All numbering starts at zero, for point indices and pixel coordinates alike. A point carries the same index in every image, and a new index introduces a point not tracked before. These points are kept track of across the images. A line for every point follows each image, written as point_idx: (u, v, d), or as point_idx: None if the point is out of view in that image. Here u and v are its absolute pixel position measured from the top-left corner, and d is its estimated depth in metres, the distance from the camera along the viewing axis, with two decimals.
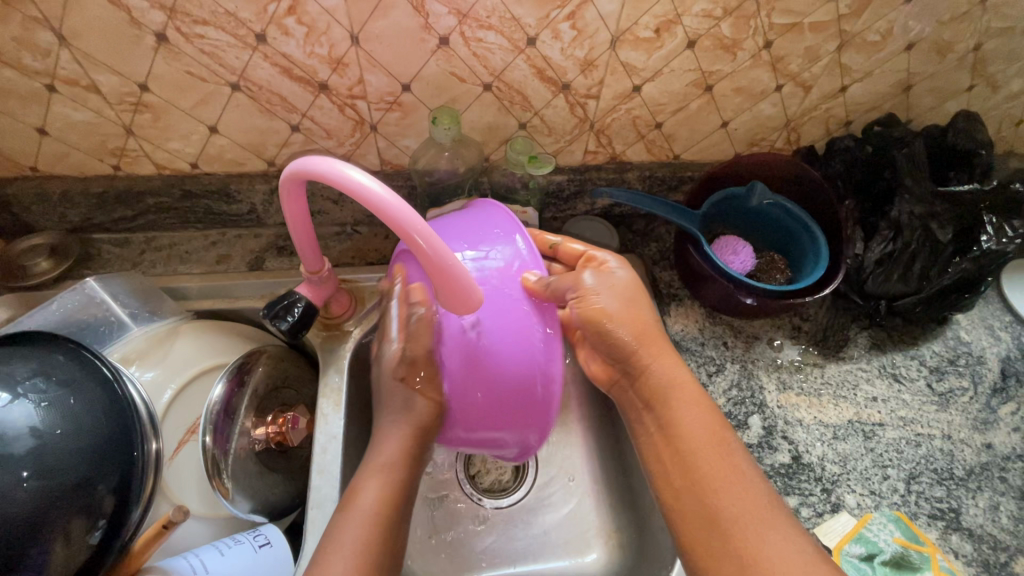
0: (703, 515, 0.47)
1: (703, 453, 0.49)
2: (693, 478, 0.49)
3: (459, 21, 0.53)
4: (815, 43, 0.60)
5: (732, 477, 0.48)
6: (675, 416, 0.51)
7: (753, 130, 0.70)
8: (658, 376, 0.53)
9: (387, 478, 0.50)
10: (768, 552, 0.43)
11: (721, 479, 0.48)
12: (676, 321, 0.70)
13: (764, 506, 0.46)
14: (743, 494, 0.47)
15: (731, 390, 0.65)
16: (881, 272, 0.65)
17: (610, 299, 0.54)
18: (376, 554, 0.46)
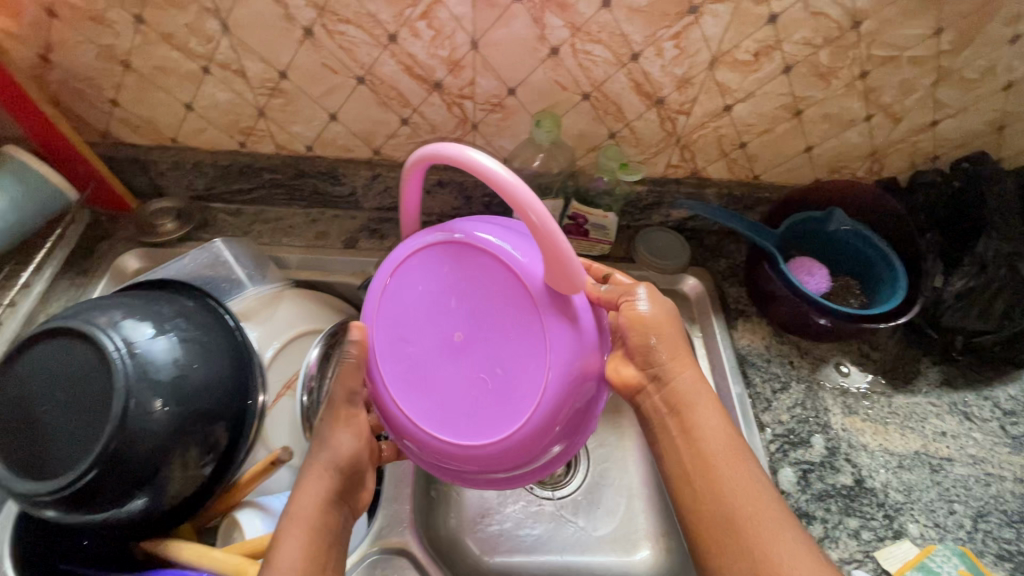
0: (716, 522, 0.46)
1: (713, 457, 0.48)
2: (704, 484, 0.47)
3: (572, 33, 0.57)
4: (911, 76, 0.61)
5: (748, 491, 0.46)
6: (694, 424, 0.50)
7: (837, 157, 0.71)
8: (683, 390, 0.51)
9: (349, 428, 0.51)
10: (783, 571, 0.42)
11: (738, 491, 0.46)
12: (743, 336, 0.72)
13: (775, 522, 0.45)
14: (755, 504, 0.46)
15: (792, 407, 0.66)
16: (960, 309, 0.65)
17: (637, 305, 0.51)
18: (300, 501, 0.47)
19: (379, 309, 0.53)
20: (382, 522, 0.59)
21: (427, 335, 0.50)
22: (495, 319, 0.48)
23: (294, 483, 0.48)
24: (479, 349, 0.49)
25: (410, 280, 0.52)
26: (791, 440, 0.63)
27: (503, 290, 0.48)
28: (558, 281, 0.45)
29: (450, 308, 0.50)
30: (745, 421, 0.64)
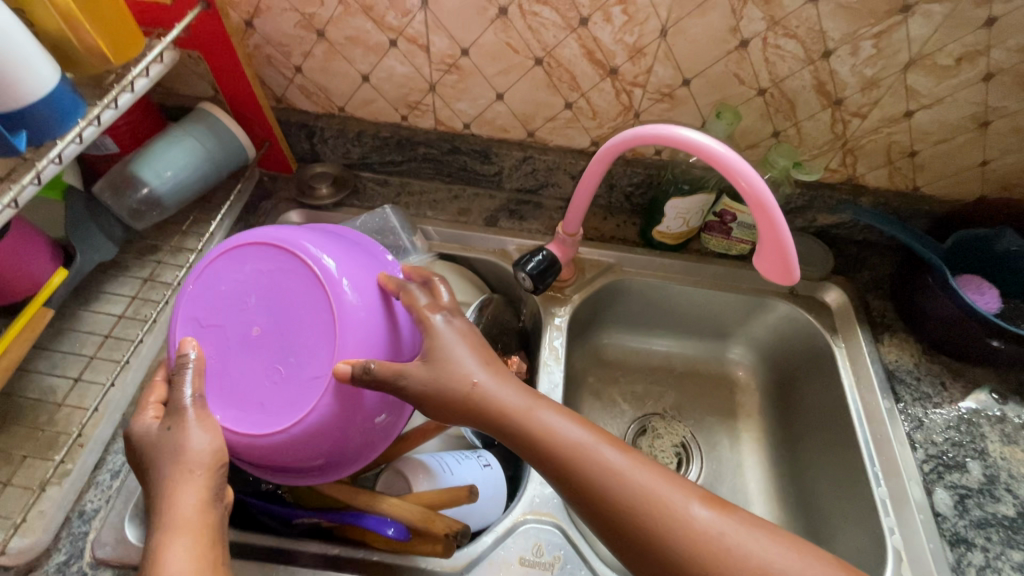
0: (618, 546, 0.42)
1: (569, 472, 0.43)
2: (590, 506, 0.42)
3: (768, 27, 0.56)
4: None
5: (636, 495, 0.42)
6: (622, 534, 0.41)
7: (1014, 174, 0.67)
8: (512, 409, 0.45)
9: (208, 428, 0.42)
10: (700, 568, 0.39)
11: (615, 499, 0.42)
12: (889, 351, 0.69)
13: (651, 510, 0.41)
14: (650, 506, 0.41)
15: (944, 427, 0.63)
16: None
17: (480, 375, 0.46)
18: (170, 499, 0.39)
19: (186, 300, 0.51)
20: (536, 488, 0.57)
21: (232, 325, 0.50)
22: (297, 330, 0.49)
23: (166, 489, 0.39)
24: (275, 343, 0.49)
25: (230, 266, 0.51)
26: (945, 462, 0.61)
27: (305, 294, 0.49)
28: (771, 267, 0.47)
29: (247, 307, 0.50)
30: (895, 436, 0.62)
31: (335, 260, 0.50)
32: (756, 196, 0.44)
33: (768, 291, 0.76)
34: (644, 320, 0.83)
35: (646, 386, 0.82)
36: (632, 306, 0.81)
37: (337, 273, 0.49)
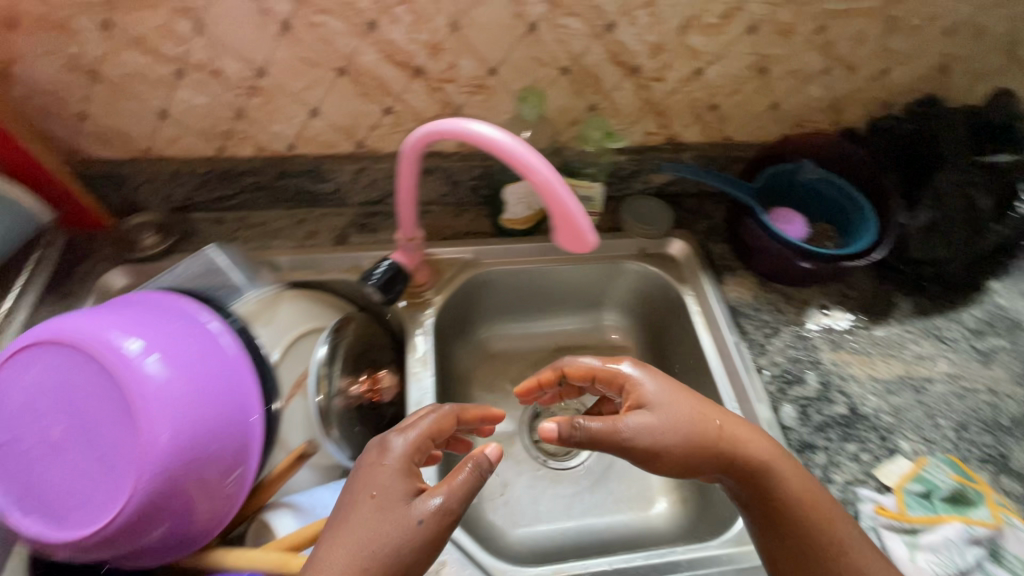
0: (787, 523, 0.51)
1: (718, 449, 0.52)
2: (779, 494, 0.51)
3: (548, 8, 0.59)
4: (863, 28, 0.66)
5: (775, 456, 0.52)
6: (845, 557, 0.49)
7: (801, 112, 0.75)
8: (772, 460, 0.52)
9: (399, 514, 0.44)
10: (799, 502, 0.51)
11: (787, 478, 0.51)
12: (732, 290, 0.75)
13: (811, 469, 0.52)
14: None
15: (784, 348, 0.70)
16: (924, 240, 0.71)
17: (630, 421, 0.52)
18: (371, 540, 0.43)
19: None
20: None
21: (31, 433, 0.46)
22: (102, 423, 0.45)
23: (358, 528, 0.44)
24: (83, 441, 0.45)
25: (16, 373, 0.47)
26: (787, 379, 0.67)
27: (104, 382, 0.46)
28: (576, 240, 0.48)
29: (43, 411, 0.46)
30: (745, 367, 0.68)
31: (138, 340, 0.47)
32: (541, 175, 0.44)
33: (620, 256, 0.79)
34: (518, 307, 0.83)
35: (534, 370, 0.84)
36: (503, 295, 0.82)
37: (136, 353, 0.46)
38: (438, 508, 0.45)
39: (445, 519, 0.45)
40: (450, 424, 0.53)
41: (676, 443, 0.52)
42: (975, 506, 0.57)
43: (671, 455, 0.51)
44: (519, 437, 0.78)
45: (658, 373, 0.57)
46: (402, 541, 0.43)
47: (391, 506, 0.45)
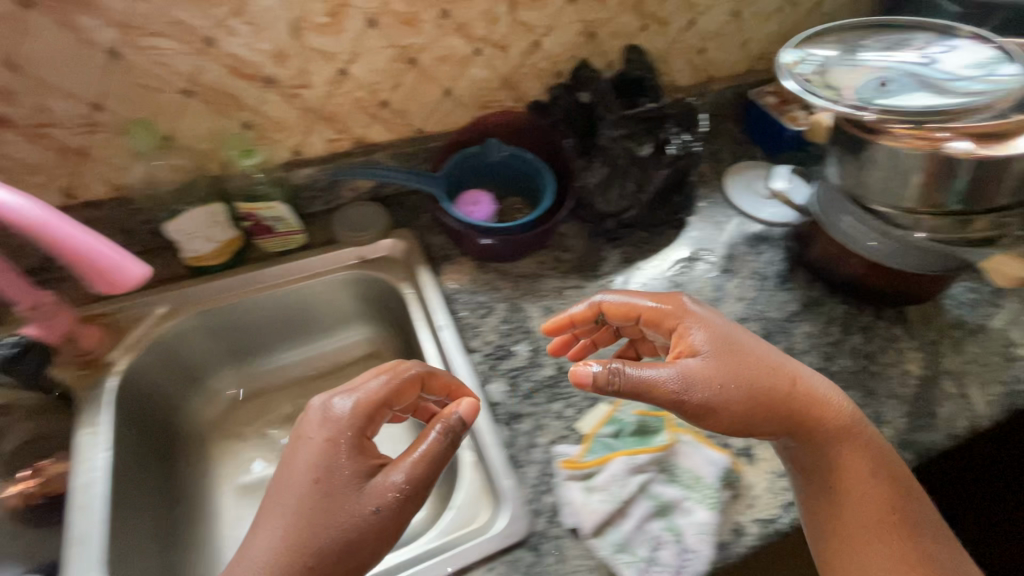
0: (828, 489, 0.55)
1: (812, 425, 0.55)
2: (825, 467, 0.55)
3: (119, 31, 0.55)
4: (487, 7, 0.67)
5: (829, 425, 0.56)
6: (845, 483, 0.55)
7: (478, 94, 0.77)
8: (806, 390, 0.56)
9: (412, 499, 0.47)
10: (852, 471, 0.55)
11: (841, 464, 0.55)
12: (451, 278, 0.76)
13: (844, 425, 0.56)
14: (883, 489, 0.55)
15: (499, 325, 0.71)
16: (605, 192, 0.75)
17: (692, 361, 0.55)
18: (304, 540, 0.45)
19: None
20: None
21: None
22: None
23: (328, 524, 0.45)
24: None
25: None
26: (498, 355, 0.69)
27: None
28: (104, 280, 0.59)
29: None
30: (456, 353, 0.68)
31: None
32: (32, 213, 0.53)
33: (330, 270, 0.78)
34: (257, 341, 0.81)
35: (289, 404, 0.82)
36: (233, 334, 0.78)
37: None
38: (397, 484, 0.47)
39: (400, 493, 0.47)
40: (413, 387, 0.55)
41: (772, 418, 0.54)
42: (657, 434, 0.61)
43: (695, 399, 0.52)
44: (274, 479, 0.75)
45: (693, 311, 0.60)
46: (368, 538, 0.46)
47: (348, 491, 0.47)
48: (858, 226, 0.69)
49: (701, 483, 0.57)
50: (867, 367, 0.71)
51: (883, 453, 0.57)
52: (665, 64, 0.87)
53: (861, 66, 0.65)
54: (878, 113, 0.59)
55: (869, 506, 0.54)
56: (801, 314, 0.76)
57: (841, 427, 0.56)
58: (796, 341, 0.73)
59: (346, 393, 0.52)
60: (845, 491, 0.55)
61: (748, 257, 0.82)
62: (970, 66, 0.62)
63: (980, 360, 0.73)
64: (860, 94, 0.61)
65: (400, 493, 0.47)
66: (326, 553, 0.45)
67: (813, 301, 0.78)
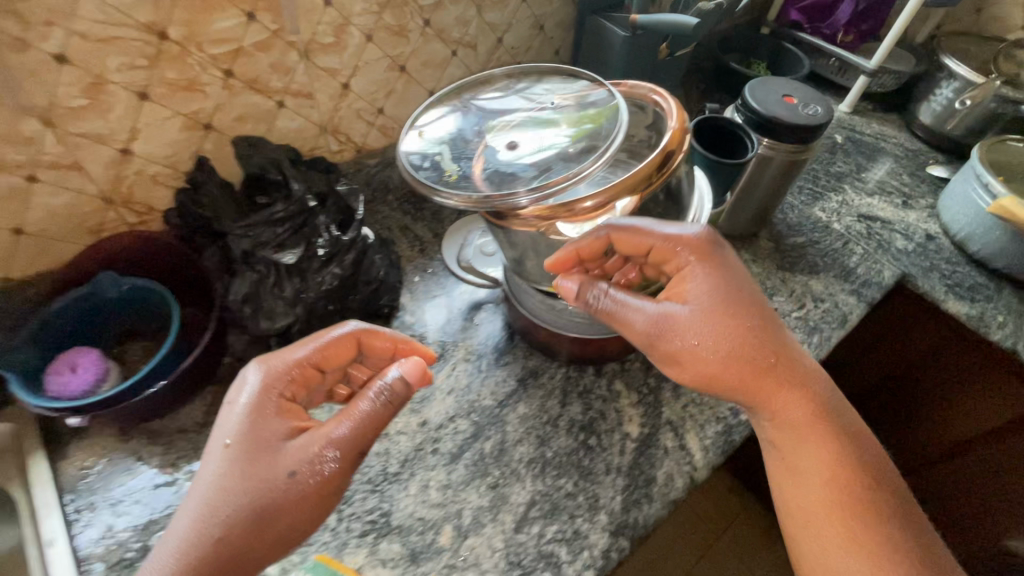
0: (789, 459, 0.54)
1: (770, 399, 0.54)
2: (789, 439, 0.54)
3: None
4: (4, 130, 0.52)
5: (797, 409, 0.54)
6: (796, 441, 0.54)
7: (74, 221, 0.61)
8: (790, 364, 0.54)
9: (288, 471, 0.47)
10: (835, 437, 0.54)
11: (803, 437, 0.54)
12: (74, 462, 0.60)
13: (815, 407, 0.54)
14: (839, 467, 0.53)
15: (133, 515, 0.57)
16: (256, 309, 0.62)
17: (683, 308, 0.55)
18: (267, 496, 0.47)
19: None
20: None
21: None
22: None
23: (234, 478, 0.47)
24: None
25: None
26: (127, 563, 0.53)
27: None
28: None
29: None
30: None
31: None
32: None
33: None
34: None
35: None
36: None
37: None
38: (315, 452, 0.48)
39: (314, 462, 0.48)
40: (347, 350, 0.57)
41: (738, 384, 0.53)
42: None
43: (669, 338, 0.54)
44: None
45: (716, 254, 0.57)
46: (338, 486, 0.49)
47: (268, 452, 0.49)
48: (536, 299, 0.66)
49: None
50: (586, 442, 0.65)
51: (857, 433, 0.55)
52: (338, 133, 0.77)
53: (484, 134, 0.58)
54: (531, 196, 0.49)
55: (839, 483, 0.52)
56: (516, 394, 0.69)
57: (816, 388, 0.55)
58: (510, 432, 0.65)
59: (295, 357, 0.54)
60: (834, 455, 0.53)
61: (464, 335, 0.74)
62: (580, 116, 0.57)
63: (697, 401, 0.70)
64: (485, 176, 0.54)
65: (331, 451, 0.48)
66: (223, 524, 0.46)
67: (531, 374, 0.71)
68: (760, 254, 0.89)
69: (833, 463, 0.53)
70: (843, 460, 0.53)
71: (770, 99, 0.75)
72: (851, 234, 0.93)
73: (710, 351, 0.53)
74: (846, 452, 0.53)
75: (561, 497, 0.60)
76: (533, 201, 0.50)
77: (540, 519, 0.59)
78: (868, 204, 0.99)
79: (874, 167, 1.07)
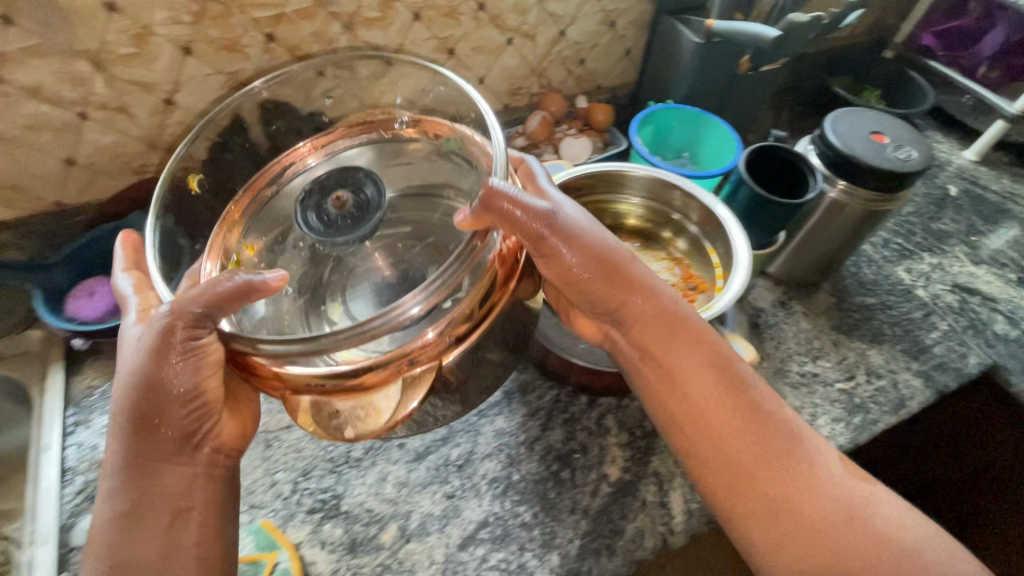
0: (658, 372, 0.51)
1: (633, 290, 0.51)
2: (659, 341, 0.50)
3: None
4: (58, 69, 0.56)
5: (646, 308, 0.51)
6: (666, 352, 0.50)
7: (122, 159, 0.66)
8: (636, 274, 0.50)
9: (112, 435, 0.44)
10: (707, 352, 0.50)
11: (670, 352, 0.50)
12: (84, 380, 0.65)
13: (665, 321, 0.51)
14: (705, 380, 0.49)
15: None
16: None
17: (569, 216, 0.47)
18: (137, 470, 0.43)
19: None
20: None
21: None
22: None
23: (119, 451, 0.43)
24: None
25: None
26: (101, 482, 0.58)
27: None
28: None
29: None
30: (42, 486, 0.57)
31: None
32: None
33: None
34: None
35: None
36: None
37: None
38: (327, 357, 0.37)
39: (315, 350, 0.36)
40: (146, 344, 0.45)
41: (604, 277, 0.49)
42: None
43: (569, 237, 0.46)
44: None
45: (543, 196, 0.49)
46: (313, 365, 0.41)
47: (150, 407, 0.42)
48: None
49: None
50: (558, 473, 0.61)
51: (705, 337, 0.51)
52: None
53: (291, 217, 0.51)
54: (420, 301, 0.37)
55: (711, 391, 0.49)
56: (499, 406, 0.66)
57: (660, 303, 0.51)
58: (481, 443, 0.63)
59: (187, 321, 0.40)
60: (700, 370, 0.49)
61: None
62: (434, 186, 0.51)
63: None
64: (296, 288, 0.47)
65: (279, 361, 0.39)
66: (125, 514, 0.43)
67: (520, 388, 0.67)
68: (816, 309, 0.78)
69: (700, 377, 0.49)
70: (721, 376, 0.49)
71: (854, 134, 0.64)
72: (937, 305, 0.79)
73: (586, 260, 0.48)
74: (713, 366, 0.49)
75: (516, 525, 0.57)
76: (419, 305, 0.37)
77: (486, 542, 0.56)
78: (968, 273, 0.83)
79: (992, 233, 0.90)
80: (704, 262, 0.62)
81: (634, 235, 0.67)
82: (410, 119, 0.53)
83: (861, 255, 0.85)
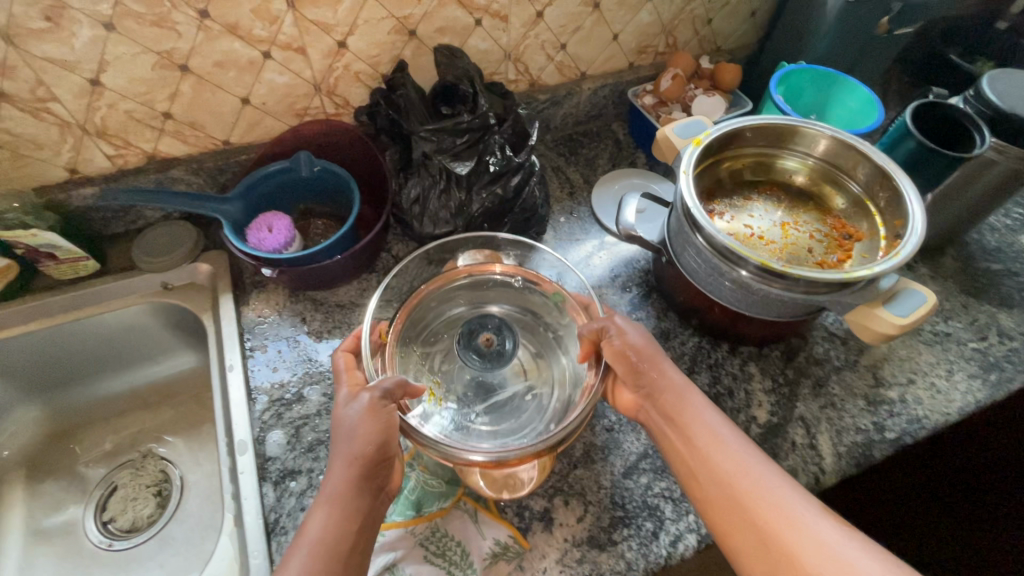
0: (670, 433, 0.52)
1: (652, 365, 0.55)
2: (671, 406, 0.53)
3: None
4: (256, 5, 0.58)
5: (661, 375, 0.54)
6: (674, 414, 0.53)
7: (289, 101, 0.69)
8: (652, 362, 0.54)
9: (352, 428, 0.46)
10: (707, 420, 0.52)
11: (678, 414, 0.52)
12: (253, 309, 0.69)
13: (671, 391, 0.54)
14: (705, 440, 0.50)
15: (293, 364, 0.65)
16: (418, 211, 0.68)
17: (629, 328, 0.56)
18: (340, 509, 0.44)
19: None
20: None
21: None
22: None
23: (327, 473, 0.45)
24: None
25: None
26: (285, 401, 0.62)
27: None
28: None
29: None
30: (233, 401, 0.61)
31: None
32: None
33: (133, 297, 0.72)
34: (68, 373, 0.74)
35: (114, 424, 0.78)
36: (37, 367, 0.72)
37: None
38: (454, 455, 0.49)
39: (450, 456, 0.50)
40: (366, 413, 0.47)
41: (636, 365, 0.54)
42: (440, 498, 0.55)
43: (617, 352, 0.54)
44: (88, 503, 0.74)
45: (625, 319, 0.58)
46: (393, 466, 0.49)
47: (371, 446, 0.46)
48: (705, 260, 0.57)
49: (464, 558, 0.53)
50: None
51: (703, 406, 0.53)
52: (519, 62, 0.78)
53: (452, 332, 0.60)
54: (490, 450, 0.48)
55: (713, 451, 0.50)
56: None
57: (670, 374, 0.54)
58: None
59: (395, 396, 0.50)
60: (701, 433, 0.51)
61: (602, 284, 0.74)
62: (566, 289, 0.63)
63: (836, 406, 0.65)
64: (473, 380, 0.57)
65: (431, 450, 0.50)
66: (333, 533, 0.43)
67: (662, 335, 0.70)
68: (942, 272, 0.79)
69: (698, 438, 0.51)
70: (718, 440, 0.50)
71: (1014, 94, 0.64)
72: None
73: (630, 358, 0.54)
74: (714, 430, 0.51)
75: None
76: (489, 453, 0.48)
77: (649, 471, 0.59)
78: None
79: None
80: (862, 216, 0.64)
81: (780, 187, 0.68)
82: (523, 277, 0.62)
83: (985, 223, 0.85)
